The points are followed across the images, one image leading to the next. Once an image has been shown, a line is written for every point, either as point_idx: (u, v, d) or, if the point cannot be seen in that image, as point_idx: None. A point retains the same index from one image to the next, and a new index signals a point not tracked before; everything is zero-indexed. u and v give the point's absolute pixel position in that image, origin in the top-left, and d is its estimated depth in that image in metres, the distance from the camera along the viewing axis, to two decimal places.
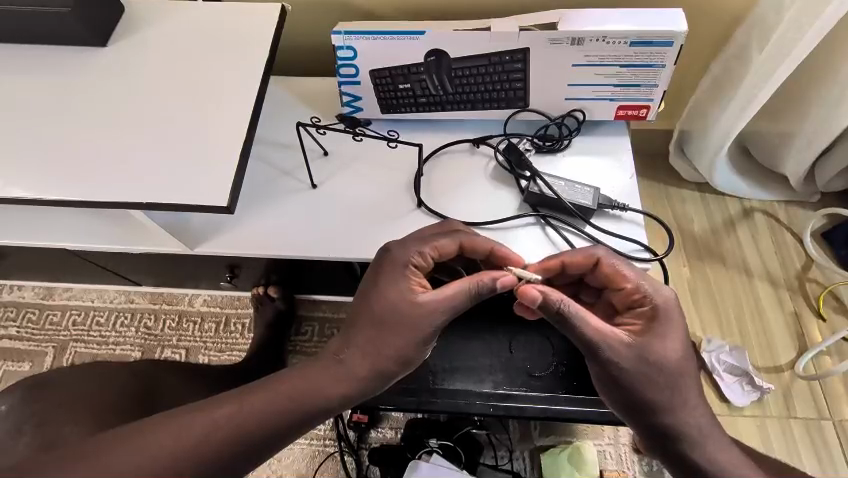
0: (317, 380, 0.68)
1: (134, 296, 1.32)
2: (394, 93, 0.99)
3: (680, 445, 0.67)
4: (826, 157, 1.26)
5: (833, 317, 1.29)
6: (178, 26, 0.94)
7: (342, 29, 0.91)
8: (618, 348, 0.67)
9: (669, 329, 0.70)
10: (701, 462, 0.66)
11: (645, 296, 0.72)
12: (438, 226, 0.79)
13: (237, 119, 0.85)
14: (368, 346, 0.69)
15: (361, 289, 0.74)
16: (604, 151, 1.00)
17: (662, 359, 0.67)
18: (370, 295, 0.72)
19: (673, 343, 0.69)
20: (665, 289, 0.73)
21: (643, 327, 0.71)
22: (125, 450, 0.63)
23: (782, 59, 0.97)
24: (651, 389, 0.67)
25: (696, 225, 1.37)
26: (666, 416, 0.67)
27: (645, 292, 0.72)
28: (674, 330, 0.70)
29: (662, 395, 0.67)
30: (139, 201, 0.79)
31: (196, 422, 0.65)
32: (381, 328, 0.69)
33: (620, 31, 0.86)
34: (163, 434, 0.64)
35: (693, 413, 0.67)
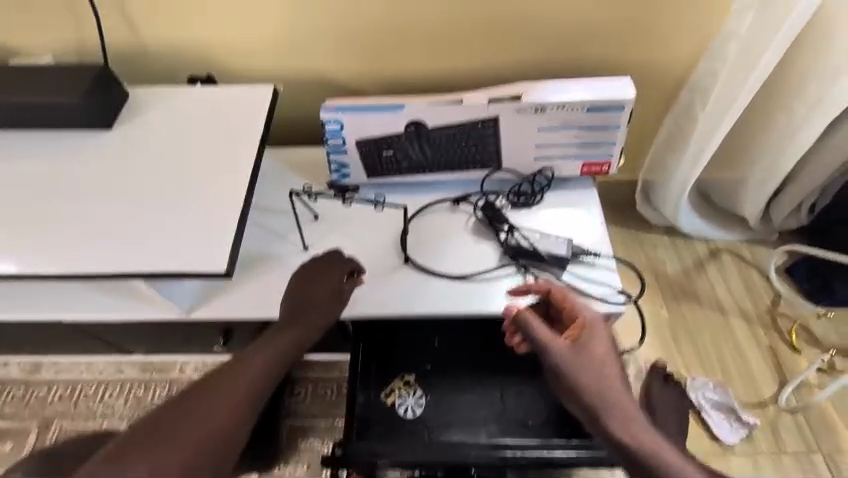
0: (254, 366, 0.84)
1: (124, 366, 1.31)
2: (379, 160, 1.07)
3: (605, 419, 0.75)
4: (777, 198, 1.38)
5: (807, 349, 1.35)
6: (179, 109, 1.03)
7: (330, 105, 1.01)
8: (561, 348, 0.83)
9: (590, 337, 0.85)
10: (627, 441, 0.72)
11: (578, 313, 0.89)
12: (316, 259, 0.99)
13: (234, 191, 0.91)
14: (298, 322, 0.92)
15: (290, 293, 0.96)
16: (575, 204, 1.09)
17: (593, 355, 0.82)
18: (299, 291, 0.95)
19: (598, 343, 0.84)
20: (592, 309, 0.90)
21: (579, 334, 0.85)
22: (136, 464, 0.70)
23: (721, 117, 1.10)
24: (579, 380, 0.80)
25: (668, 267, 1.46)
26: (595, 398, 0.77)
27: (578, 310, 0.89)
28: (600, 334, 0.85)
29: (590, 380, 0.79)
30: (142, 272, 0.83)
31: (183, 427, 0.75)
32: (296, 325, 0.91)
33: (577, 100, 0.98)
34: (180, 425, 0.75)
35: (618, 396, 0.78)
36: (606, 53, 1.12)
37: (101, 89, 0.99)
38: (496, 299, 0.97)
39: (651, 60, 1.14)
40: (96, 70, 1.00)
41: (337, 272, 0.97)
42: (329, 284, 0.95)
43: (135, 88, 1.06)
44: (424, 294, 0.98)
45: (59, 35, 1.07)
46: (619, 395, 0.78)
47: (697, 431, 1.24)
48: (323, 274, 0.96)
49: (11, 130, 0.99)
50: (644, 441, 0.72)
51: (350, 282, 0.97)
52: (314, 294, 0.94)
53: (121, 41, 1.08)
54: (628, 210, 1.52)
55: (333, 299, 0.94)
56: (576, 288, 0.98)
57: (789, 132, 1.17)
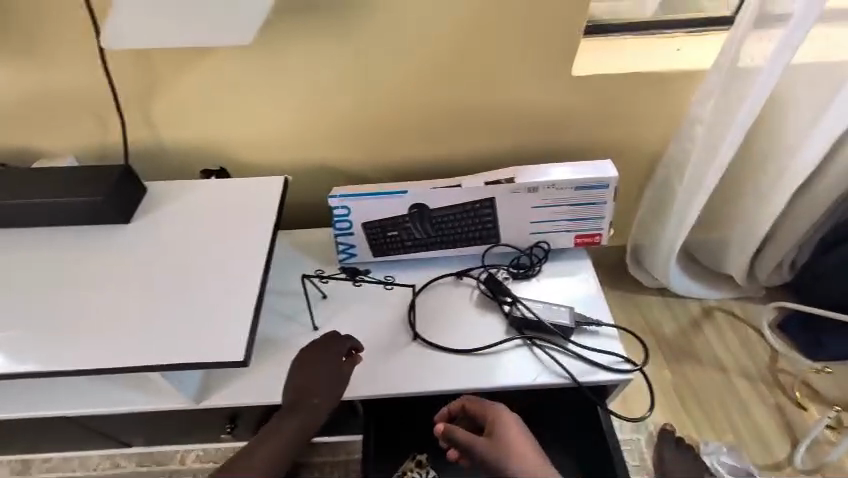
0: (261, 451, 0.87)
1: (121, 459, 1.26)
2: (384, 239, 1.13)
3: None
4: (760, 256, 1.45)
5: (812, 405, 1.36)
6: (195, 201, 1.09)
7: (338, 192, 1.08)
8: (484, 449, 0.83)
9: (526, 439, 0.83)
10: None
11: (488, 411, 0.88)
12: (319, 340, 0.99)
13: (249, 279, 0.95)
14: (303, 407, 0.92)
15: (293, 375, 0.96)
16: (572, 273, 1.14)
17: (510, 450, 0.81)
18: (304, 372, 0.96)
19: (513, 435, 0.83)
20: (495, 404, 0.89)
21: (494, 433, 0.84)
22: None
23: (697, 189, 1.20)
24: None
25: (666, 328, 1.49)
26: None
27: (487, 409, 0.88)
28: (510, 426, 0.85)
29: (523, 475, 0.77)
30: (158, 364, 0.84)
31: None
32: (296, 413, 0.92)
33: (566, 180, 1.06)
34: None
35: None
36: (588, 135, 1.23)
37: (121, 185, 1.05)
38: (505, 372, 0.99)
39: (629, 140, 1.26)
40: (118, 169, 1.07)
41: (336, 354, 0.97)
42: (330, 367, 0.95)
43: (153, 183, 1.13)
44: (434, 370, 1.00)
45: (83, 137, 1.15)
46: None
47: None
48: (322, 357, 0.96)
49: (31, 226, 1.03)
50: None
51: (350, 360, 0.97)
52: (315, 381, 0.94)
53: (141, 140, 1.16)
54: (621, 273, 1.58)
55: (333, 384, 0.94)
56: (582, 357, 1.00)
57: (761, 199, 1.27)
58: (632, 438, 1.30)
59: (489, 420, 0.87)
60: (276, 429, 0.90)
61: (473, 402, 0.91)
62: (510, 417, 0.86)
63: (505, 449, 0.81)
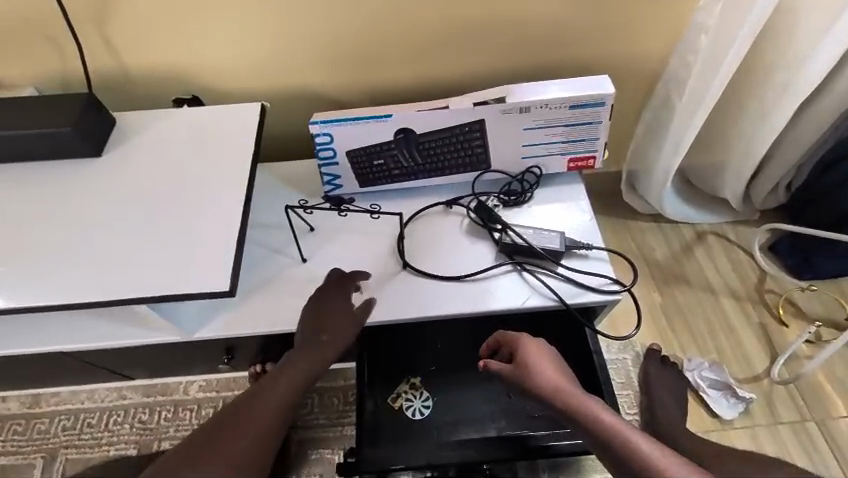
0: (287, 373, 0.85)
1: (127, 391, 1.31)
2: (370, 168, 1.09)
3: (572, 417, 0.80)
4: (757, 178, 1.42)
5: (795, 321, 1.40)
6: (168, 131, 1.03)
7: (319, 119, 1.02)
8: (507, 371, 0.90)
9: (542, 358, 0.89)
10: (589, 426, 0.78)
11: (509, 340, 0.93)
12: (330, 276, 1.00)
13: (231, 211, 0.92)
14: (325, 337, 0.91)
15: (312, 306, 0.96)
16: (563, 199, 1.12)
17: (531, 370, 0.87)
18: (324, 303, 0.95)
19: (534, 358, 0.89)
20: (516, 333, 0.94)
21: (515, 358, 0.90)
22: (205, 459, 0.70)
23: (697, 104, 1.14)
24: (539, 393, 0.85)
25: (658, 252, 1.50)
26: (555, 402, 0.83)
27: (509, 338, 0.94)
28: (530, 350, 0.90)
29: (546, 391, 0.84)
30: (143, 296, 0.84)
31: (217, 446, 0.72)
32: (308, 350, 0.88)
33: (559, 98, 1.00)
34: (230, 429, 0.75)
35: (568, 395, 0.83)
36: (582, 51, 1.15)
37: (87, 115, 0.98)
38: (495, 297, 0.99)
39: (626, 55, 1.18)
40: (81, 98, 1.00)
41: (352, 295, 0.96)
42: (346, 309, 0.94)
43: (121, 115, 1.07)
44: (424, 298, 1.00)
45: (40, 66, 1.06)
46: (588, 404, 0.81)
47: (695, 408, 1.28)
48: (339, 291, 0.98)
49: None
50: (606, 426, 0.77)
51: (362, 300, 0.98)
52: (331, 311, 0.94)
53: (102, 68, 1.07)
54: (614, 200, 1.56)
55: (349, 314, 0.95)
56: (572, 281, 1.00)
57: (762, 117, 1.21)
58: (620, 357, 1.36)
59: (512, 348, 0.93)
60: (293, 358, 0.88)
61: (504, 336, 0.96)
62: (530, 342, 0.91)
63: (522, 370, 0.88)
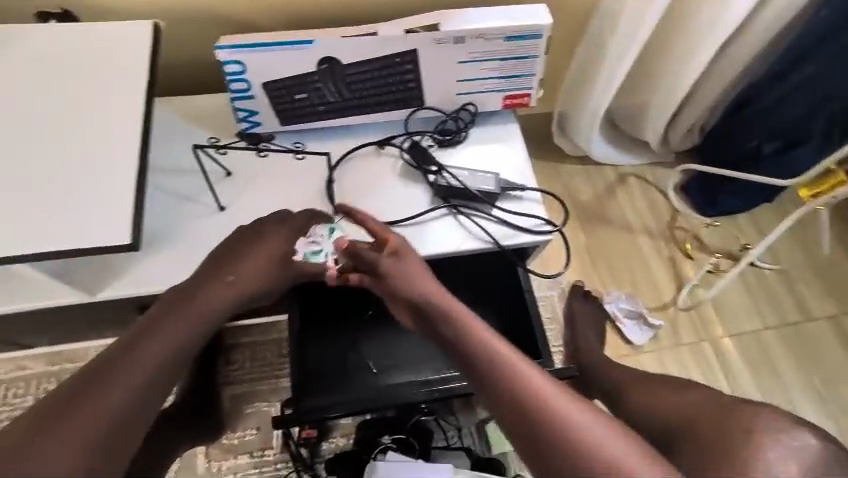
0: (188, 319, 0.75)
1: (25, 361, 1.16)
2: (291, 104, 0.98)
3: (497, 383, 0.70)
4: (675, 121, 1.48)
5: (698, 255, 1.54)
6: (34, 53, 0.84)
7: (226, 44, 0.89)
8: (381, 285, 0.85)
9: (433, 284, 0.83)
10: (507, 396, 0.68)
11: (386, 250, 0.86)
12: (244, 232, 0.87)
13: (124, 150, 0.78)
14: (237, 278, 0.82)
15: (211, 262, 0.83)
16: (499, 138, 1.08)
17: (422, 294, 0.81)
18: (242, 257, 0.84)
19: (418, 275, 0.83)
20: (388, 259, 0.85)
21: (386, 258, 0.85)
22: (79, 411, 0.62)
23: (629, 41, 1.13)
24: (435, 316, 0.79)
25: (584, 194, 1.55)
26: (461, 352, 0.74)
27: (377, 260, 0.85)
28: (414, 270, 0.84)
29: (443, 329, 0.77)
30: (23, 253, 0.71)
31: (96, 400, 0.64)
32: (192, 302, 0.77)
33: (494, 28, 0.94)
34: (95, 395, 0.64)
35: (488, 351, 0.72)
36: None
37: None
38: (430, 241, 0.97)
39: None
40: None
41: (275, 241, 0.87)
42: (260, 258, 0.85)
43: None
44: None
45: None
46: (514, 361, 0.71)
47: (611, 336, 1.40)
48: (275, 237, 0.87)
49: None
50: (531, 385, 0.68)
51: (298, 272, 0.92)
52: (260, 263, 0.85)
53: None
54: (546, 143, 1.57)
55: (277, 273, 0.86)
56: (506, 223, 1.00)
57: (685, 58, 1.24)
58: (548, 294, 1.42)
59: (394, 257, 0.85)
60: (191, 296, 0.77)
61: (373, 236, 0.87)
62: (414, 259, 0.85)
63: (398, 277, 0.83)
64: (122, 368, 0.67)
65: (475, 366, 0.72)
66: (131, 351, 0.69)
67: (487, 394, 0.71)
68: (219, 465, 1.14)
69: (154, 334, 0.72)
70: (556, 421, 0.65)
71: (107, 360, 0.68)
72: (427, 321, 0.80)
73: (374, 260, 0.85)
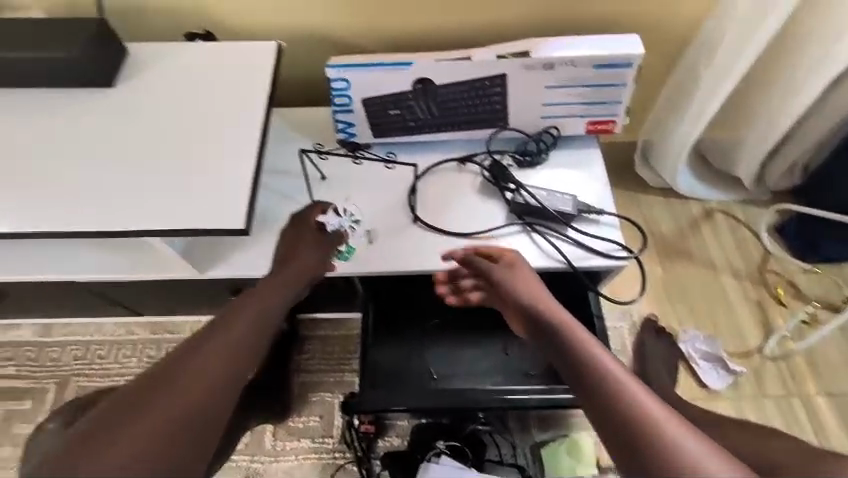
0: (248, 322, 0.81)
1: (135, 327, 1.33)
2: (385, 119, 1.07)
3: (586, 374, 0.71)
4: (773, 158, 1.40)
5: (792, 302, 1.41)
6: (181, 65, 1.00)
7: (336, 63, 1.00)
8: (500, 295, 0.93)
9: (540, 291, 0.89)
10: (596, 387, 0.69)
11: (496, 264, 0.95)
12: (291, 235, 0.99)
13: (245, 150, 0.91)
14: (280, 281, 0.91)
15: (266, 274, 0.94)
16: (579, 163, 1.10)
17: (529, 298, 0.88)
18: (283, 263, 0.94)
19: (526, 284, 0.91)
20: (503, 271, 0.93)
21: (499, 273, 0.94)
22: (144, 405, 0.66)
23: (727, 73, 1.11)
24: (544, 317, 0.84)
25: (665, 226, 1.50)
26: (561, 346, 0.77)
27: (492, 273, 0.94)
28: (522, 279, 0.92)
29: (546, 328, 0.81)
30: (157, 229, 0.84)
31: (160, 397, 0.67)
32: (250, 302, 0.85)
33: (584, 56, 0.97)
34: (163, 389, 0.68)
35: (586, 348, 0.75)
36: (612, 8, 1.10)
37: (101, 42, 0.95)
38: None
39: (658, 14, 1.14)
40: (90, 23, 0.96)
41: (302, 244, 0.97)
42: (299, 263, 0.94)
43: (134, 45, 1.03)
44: (433, 253, 1.01)
45: None
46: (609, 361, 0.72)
47: (685, 377, 1.32)
48: (300, 239, 0.97)
49: (9, 86, 0.96)
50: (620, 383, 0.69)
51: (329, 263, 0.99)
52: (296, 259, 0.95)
53: None
54: (627, 171, 1.54)
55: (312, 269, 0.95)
56: (581, 244, 1.00)
57: (789, 92, 1.17)
58: (617, 325, 1.38)
59: (504, 268, 0.94)
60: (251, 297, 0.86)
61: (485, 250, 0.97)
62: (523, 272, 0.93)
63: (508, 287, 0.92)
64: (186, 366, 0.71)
65: (565, 361, 0.75)
66: (196, 350, 0.74)
67: (577, 388, 0.71)
68: (284, 444, 1.21)
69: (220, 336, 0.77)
70: (646, 422, 0.64)
71: (171, 363, 0.72)
72: (532, 323, 0.85)
73: (490, 273, 0.94)
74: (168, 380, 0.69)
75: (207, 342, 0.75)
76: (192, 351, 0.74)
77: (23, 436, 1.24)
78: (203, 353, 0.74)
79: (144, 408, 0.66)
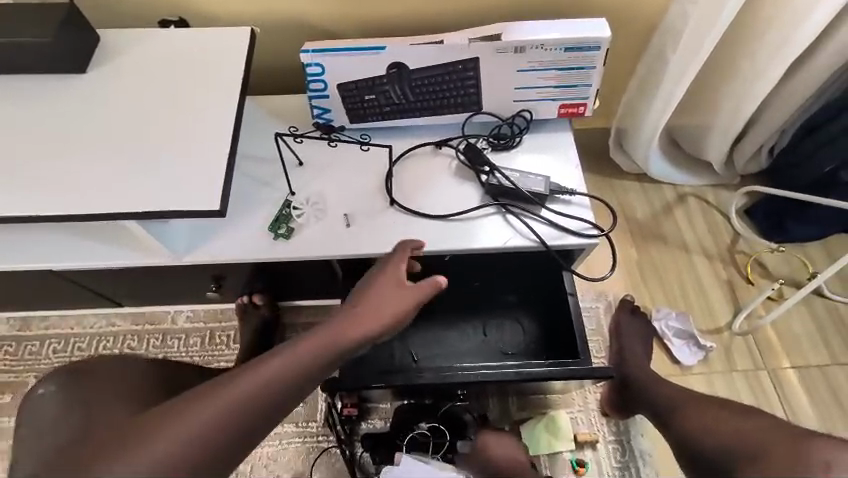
0: (295, 357, 0.80)
1: (116, 319, 1.33)
2: (361, 104, 1.08)
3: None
4: (741, 142, 1.44)
5: (760, 280, 1.47)
6: (154, 50, 1.00)
7: (310, 47, 1.00)
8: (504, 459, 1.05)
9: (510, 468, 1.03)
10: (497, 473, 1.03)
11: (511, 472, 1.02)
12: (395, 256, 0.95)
13: (220, 134, 0.91)
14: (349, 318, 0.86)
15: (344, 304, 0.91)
16: (552, 146, 1.13)
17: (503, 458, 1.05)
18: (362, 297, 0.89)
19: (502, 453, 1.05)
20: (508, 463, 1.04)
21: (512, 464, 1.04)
22: (167, 423, 0.70)
23: (692, 57, 1.14)
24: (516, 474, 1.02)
25: (639, 210, 1.54)
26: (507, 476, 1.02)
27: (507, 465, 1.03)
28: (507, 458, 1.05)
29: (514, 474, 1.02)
30: (133, 212, 0.85)
31: (183, 418, 0.70)
32: (313, 337, 0.83)
33: (553, 39, 0.99)
34: (190, 410, 0.71)
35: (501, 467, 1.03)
36: None
37: (71, 26, 0.94)
38: (479, 236, 1.03)
39: (625, 0, 1.17)
40: (59, 9, 0.95)
41: (388, 274, 0.91)
42: (381, 297, 0.88)
43: (105, 32, 1.02)
44: (410, 235, 1.03)
45: None
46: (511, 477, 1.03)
47: (659, 354, 1.37)
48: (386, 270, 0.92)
49: None
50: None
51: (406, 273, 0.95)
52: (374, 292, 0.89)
53: None
54: (602, 157, 1.58)
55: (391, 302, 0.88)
56: (554, 224, 1.03)
57: (752, 76, 1.21)
58: (594, 305, 1.41)
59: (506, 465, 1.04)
60: (315, 331, 0.84)
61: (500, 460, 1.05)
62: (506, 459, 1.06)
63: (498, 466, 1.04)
64: (218, 394, 0.73)
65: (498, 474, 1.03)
66: (235, 379, 0.75)
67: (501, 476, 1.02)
68: None
69: (263, 368, 0.77)
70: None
71: (211, 388, 0.74)
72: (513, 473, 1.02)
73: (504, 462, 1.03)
74: (201, 401, 0.72)
75: (255, 369, 0.77)
76: (246, 373, 0.76)
77: (4, 430, 1.23)
78: (241, 385, 0.75)
79: (170, 424, 0.70)
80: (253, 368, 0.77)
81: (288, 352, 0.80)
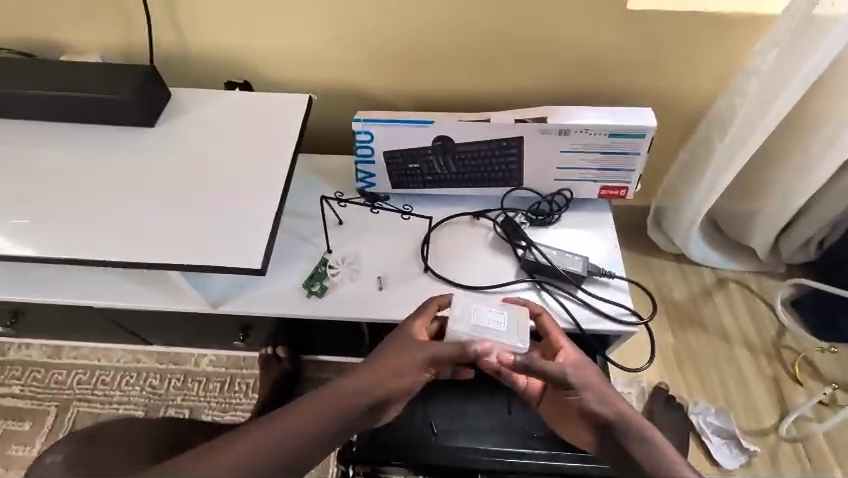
0: (313, 410, 0.77)
1: (141, 355, 1.34)
2: (405, 171, 1.12)
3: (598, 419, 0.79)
4: (787, 232, 1.40)
5: (810, 381, 1.37)
6: (218, 110, 1.07)
7: (362, 117, 1.05)
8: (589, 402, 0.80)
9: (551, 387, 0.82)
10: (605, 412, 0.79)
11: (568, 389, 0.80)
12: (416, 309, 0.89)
13: (269, 194, 0.95)
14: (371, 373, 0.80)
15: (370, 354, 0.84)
16: (591, 226, 1.12)
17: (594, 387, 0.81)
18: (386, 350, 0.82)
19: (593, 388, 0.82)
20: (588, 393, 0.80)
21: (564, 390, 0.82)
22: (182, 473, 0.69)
23: (740, 149, 1.13)
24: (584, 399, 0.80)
25: (677, 292, 1.48)
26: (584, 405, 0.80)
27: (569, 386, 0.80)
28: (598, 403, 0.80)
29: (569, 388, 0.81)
30: (178, 263, 0.87)
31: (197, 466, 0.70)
32: (332, 391, 0.78)
33: (598, 125, 1.01)
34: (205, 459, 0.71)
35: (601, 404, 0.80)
36: (626, 82, 1.16)
37: (149, 85, 1.03)
38: None
39: (671, 90, 1.19)
40: (143, 71, 1.04)
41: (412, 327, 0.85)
42: (401, 352, 0.81)
43: (177, 89, 1.11)
44: None
45: (109, 36, 1.12)
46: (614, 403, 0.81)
47: (696, 452, 1.27)
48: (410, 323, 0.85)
49: (59, 121, 1.04)
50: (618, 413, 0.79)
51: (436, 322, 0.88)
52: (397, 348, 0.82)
53: (165, 43, 1.12)
54: (639, 235, 1.55)
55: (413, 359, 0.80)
56: (590, 307, 1.01)
57: (802, 170, 1.19)
58: (626, 391, 1.34)
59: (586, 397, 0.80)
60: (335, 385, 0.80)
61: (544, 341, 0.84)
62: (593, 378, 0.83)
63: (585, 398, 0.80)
64: (233, 445, 0.73)
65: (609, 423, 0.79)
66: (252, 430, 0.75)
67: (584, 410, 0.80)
68: None
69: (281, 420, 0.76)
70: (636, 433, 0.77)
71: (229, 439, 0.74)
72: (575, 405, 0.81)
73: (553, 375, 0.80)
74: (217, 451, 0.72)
75: (272, 422, 0.76)
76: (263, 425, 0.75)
77: (16, 458, 1.23)
78: (254, 437, 0.74)
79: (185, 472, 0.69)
80: (270, 420, 0.76)
81: (308, 403, 0.78)
